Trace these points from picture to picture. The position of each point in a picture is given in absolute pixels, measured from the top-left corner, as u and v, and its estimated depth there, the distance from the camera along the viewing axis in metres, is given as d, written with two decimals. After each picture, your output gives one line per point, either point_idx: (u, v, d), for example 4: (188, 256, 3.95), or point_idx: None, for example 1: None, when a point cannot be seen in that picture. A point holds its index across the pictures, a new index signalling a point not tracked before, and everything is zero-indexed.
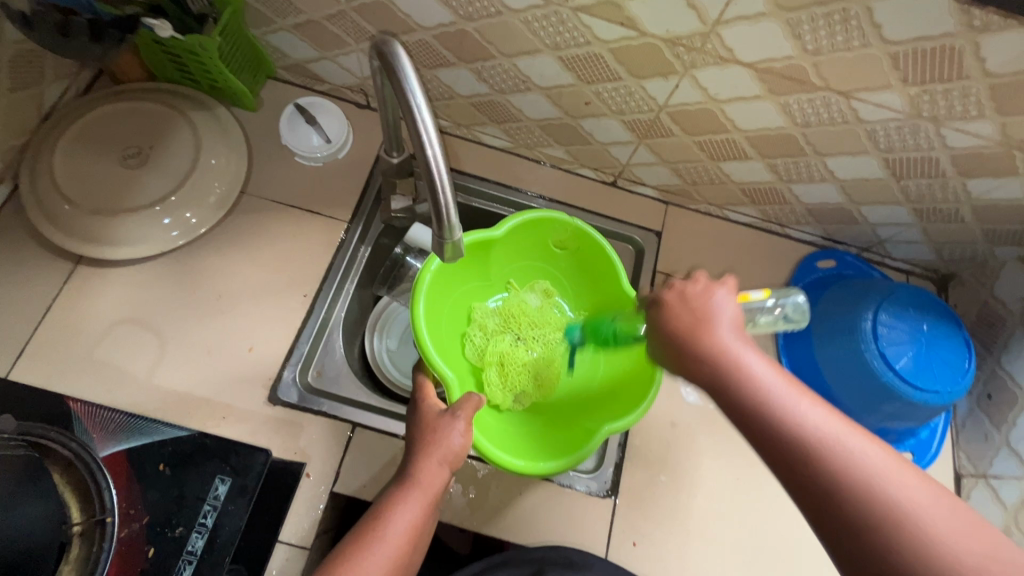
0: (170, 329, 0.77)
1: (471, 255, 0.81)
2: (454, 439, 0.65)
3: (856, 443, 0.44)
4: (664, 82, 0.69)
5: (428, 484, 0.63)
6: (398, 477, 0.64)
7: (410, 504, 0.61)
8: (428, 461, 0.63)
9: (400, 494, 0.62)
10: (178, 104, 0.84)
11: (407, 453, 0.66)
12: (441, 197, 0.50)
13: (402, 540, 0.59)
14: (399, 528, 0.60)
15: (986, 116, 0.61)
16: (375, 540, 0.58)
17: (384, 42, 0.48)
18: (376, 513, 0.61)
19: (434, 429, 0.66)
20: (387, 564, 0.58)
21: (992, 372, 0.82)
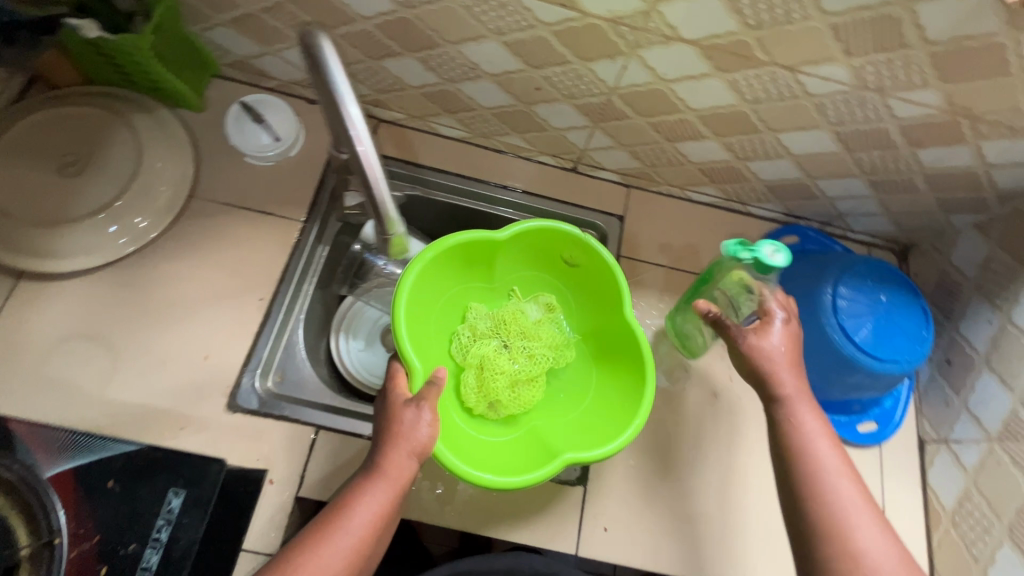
0: (121, 341, 0.74)
1: (470, 252, 0.78)
2: (418, 429, 0.61)
3: (840, 480, 0.58)
4: (611, 63, 0.68)
5: (393, 477, 0.59)
6: (363, 465, 0.61)
7: (373, 497, 0.58)
8: (394, 452, 0.59)
9: (362, 484, 0.59)
10: (118, 108, 0.81)
11: (372, 441, 0.62)
12: (377, 191, 0.54)
13: (365, 532, 0.57)
14: (360, 520, 0.57)
15: (929, 85, 0.61)
16: (336, 532, 0.56)
17: (309, 35, 0.46)
18: (338, 503, 0.58)
19: (399, 418, 0.62)
20: (348, 556, 0.55)
21: (951, 339, 0.84)
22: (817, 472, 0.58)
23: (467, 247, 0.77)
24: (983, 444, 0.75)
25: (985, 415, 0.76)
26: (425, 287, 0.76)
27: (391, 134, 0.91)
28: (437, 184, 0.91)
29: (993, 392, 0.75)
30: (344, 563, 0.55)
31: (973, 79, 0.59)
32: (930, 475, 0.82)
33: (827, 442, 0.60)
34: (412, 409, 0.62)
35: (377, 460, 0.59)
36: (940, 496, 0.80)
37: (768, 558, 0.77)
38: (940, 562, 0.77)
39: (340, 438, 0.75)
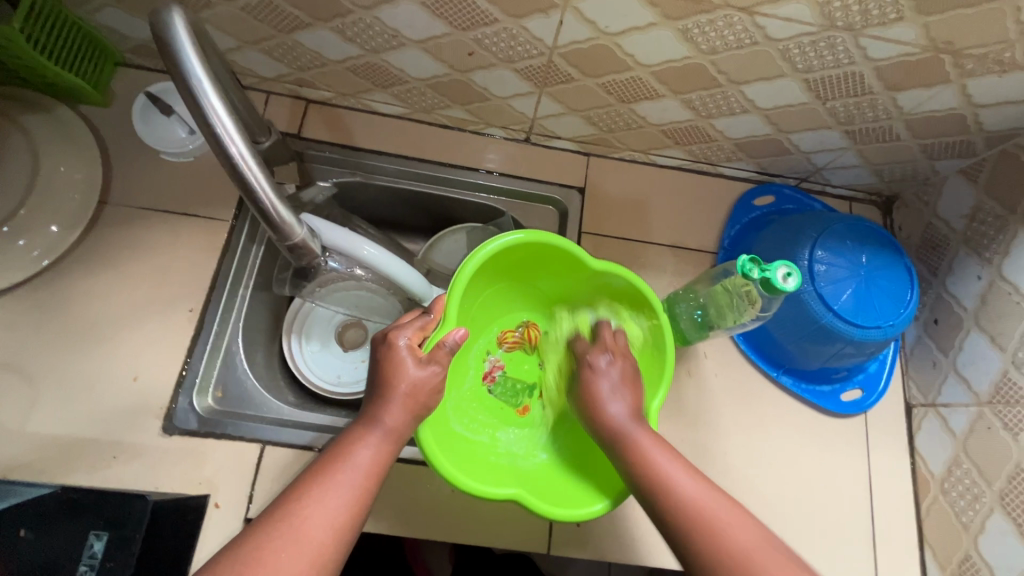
0: (42, 368, 0.68)
1: (547, 259, 0.72)
2: (427, 380, 0.59)
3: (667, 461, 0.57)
4: (546, 19, 0.60)
5: (396, 425, 0.56)
6: (357, 417, 0.58)
7: (375, 445, 0.55)
8: (397, 402, 0.57)
9: (361, 434, 0.56)
10: (10, 109, 0.73)
11: (367, 392, 0.59)
12: (265, 199, 0.48)
13: (367, 480, 0.53)
14: (362, 468, 0.54)
15: (905, 19, 0.53)
16: (338, 480, 0.52)
17: (158, 12, 0.39)
18: (334, 454, 0.54)
19: (404, 367, 0.59)
20: (350, 506, 0.52)
21: (938, 296, 0.78)
22: (677, 504, 0.54)
23: (546, 253, 0.71)
24: (973, 408, 0.71)
25: (975, 377, 0.71)
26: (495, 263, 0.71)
27: (322, 116, 0.82)
28: (378, 168, 0.83)
29: (983, 352, 0.70)
30: (347, 512, 0.51)
31: (955, 8, 0.51)
32: (918, 440, 0.78)
33: (677, 463, 0.57)
34: (424, 364, 0.59)
35: (379, 410, 0.57)
36: (928, 462, 0.76)
37: None
38: (929, 530, 0.74)
39: (289, 453, 0.70)
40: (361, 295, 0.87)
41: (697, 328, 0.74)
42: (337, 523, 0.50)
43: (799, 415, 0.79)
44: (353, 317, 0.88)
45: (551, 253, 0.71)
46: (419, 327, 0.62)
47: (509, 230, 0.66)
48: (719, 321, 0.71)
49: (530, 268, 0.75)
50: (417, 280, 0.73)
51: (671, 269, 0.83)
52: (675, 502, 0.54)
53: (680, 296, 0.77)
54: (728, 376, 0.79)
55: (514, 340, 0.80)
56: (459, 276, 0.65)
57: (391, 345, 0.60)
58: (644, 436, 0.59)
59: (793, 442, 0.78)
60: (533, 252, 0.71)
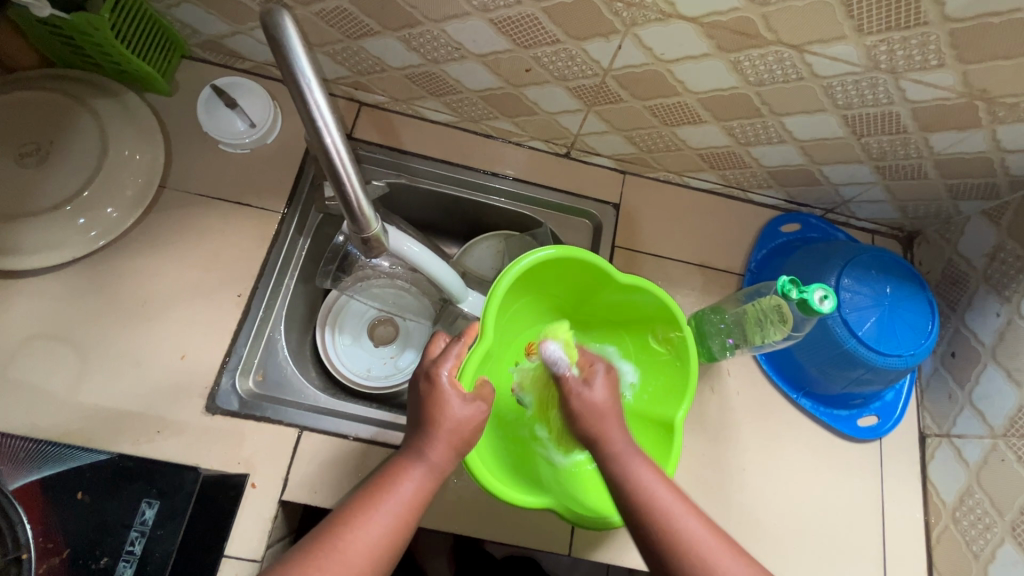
0: (93, 342, 0.71)
1: (578, 273, 0.73)
2: (471, 418, 0.59)
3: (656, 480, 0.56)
4: (606, 43, 0.63)
5: (440, 462, 0.58)
6: (405, 447, 0.59)
7: (418, 481, 0.57)
8: (442, 441, 0.58)
9: (406, 468, 0.57)
10: (82, 93, 0.76)
11: (414, 423, 0.60)
12: (350, 193, 0.52)
13: (408, 514, 0.55)
14: (404, 502, 0.55)
15: (945, 65, 0.57)
16: (382, 513, 0.54)
17: (271, 13, 0.41)
18: (380, 483, 0.56)
19: (447, 405, 0.59)
20: (390, 536, 0.54)
21: (956, 330, 0.81)
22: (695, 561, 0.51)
23: (577, 267, 0.72)
24: (988, 440, 0.73)
25: (990, 411, 0.74)
26: (531, 276, 0.72)
27: (374, 118, 0.86)
28: (422, 171, 0.86)
29: (999, 387, 0.73)
30: (389, 542, 0.54)
31: (994, 60, 0.55)
32: (930, 469, 0.80)
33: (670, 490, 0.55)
34: (468, 402, 0.60)
35: (424, 445, 0.58)
36: (940, 491, 0.78)
37: (766, 556, 0.75)
38: (938, 557, 0.77)
39: (324, 440, 0.72)
40: (394, 293, 0.90)
41: (723, 345, 0.77)
42: (379, 550, 0.53)
43: (816, 437, 0.81)
44: (385, 313, 0.91)
45: (584, 268, 0.72)
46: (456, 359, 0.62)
47: (548, 247, 0.68)
48: (747, 341, 0.73)
49: (564, 282, 0.76)
50: (455, 280, 0.76)
51: (699, 288, 0.86)
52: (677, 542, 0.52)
53: (708, 315, 0.80)
54: (749, 394, 0.82)
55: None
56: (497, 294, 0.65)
57: (434, 380, 0.60)
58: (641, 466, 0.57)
59: (808, 463, 0.80)
60: (565, 267, 0.72)
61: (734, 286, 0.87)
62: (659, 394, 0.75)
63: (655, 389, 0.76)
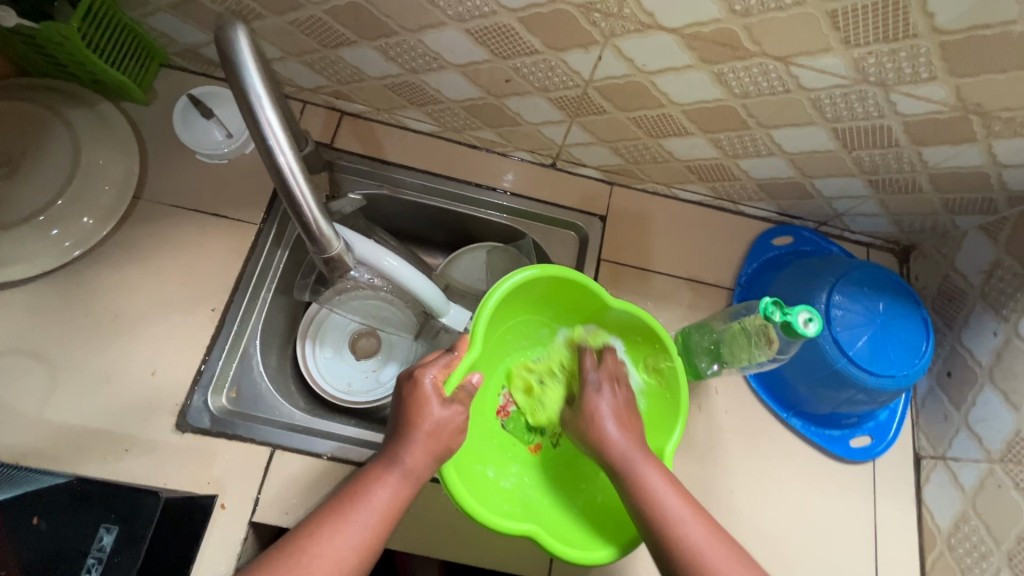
0: (63, 357, 0.69)
1: (567, 294, 0.72)
2: (449, 421, 0.58)
3: (669, 496, 0.56)
4: (585, 53, 0.61)
5: (415, 467, 0.55)
6: (381, 451, 0.58)
7: (391, 487, 0.54)
8: (416, 443, 0.56)
9: (379, 474, 0.55)
10: (56, 103, 0.75)
11: (390, 428, 0.58)
12: (308, 213, 0.50)
13: (382, 522, 0.53)
14: (378, 509, 0.53)
15: (937, 78, 0.55)
16: (354, 520, 0.52)
17: (224, 28, 0.42)
18: (351, 491, 0.54)
19: (429, 407, 0.57)
20: (362, 546, 0.51)
21: (952, 349, 0.79)
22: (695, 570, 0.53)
23: (566, 288, 0.71)
24: (984, 464, 0.71)
25: (987, 434, 0.71)
26: (516, 295, 0.70)
27: (355, 128, 0.84)
28: (404, 182, 0.85)
29: (996, 409, 0.71)
30: (361, 551, 0.51)
31: (987, 73, 0.53)
32: (926, 492, 0.78)
33: (677, 497, 0.56)
34: (446, 404, 0.59)
35: (397, 448, 0.56)
36: (935, 515, 0.76)
37: None
38: None
39: (298, 459, 0.70)
40: (375, 304, 0.87)
41: (712, 365, 0.75)
42: (349, 561, 0.50)
43: (808, 458, 0.79)
44: (367, 325, 0.89)
45: (572, 288, 0.71)
46: (444, 365, 0.62)
47: (535, 264, 0.67)
48: (737, 363, 0.71)
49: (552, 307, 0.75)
50: (437, 295, 0.72)
51: (687, 303, 0.84)
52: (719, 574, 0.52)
53: (694, 334, 0.77)
54: (737, 412, 0.79)
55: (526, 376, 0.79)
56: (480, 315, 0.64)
57: (417, 382, 0.59)
58: (646, 467, 0.59)
59: (799, 485, 0.77)
60: (553, 288, 0.71)
61: (724, 300, 0.85)
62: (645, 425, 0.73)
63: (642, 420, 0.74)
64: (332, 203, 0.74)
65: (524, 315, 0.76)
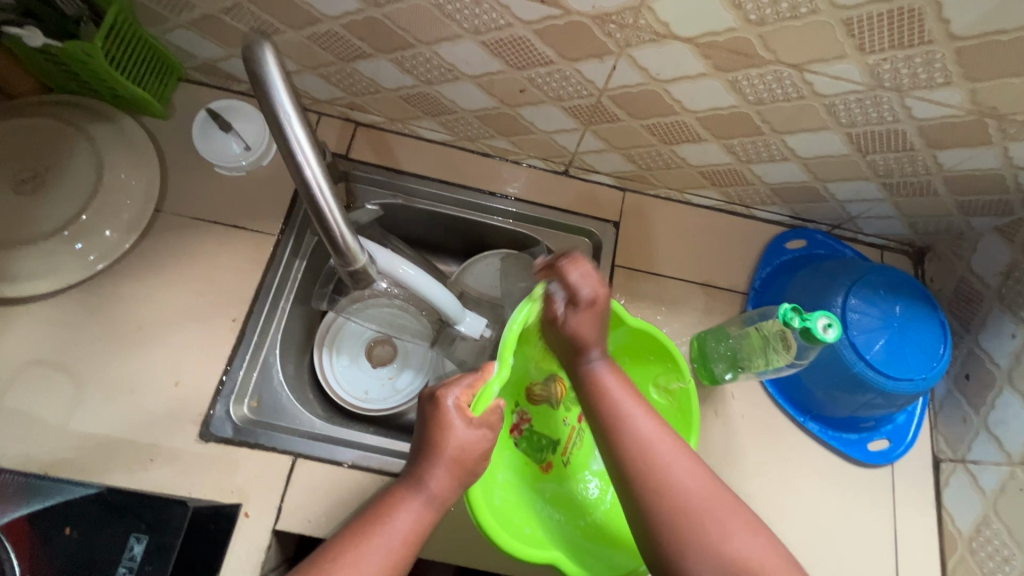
0: (88, 368, 0.71)
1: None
2: (473, 443, 0.57)
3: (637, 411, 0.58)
4: (600, 63, 0.62)
5: (438, 492, 0.56)
6: (404, 474, 0.58)
7: (414, 512, 0.55)
8: (439, 469, 0.56)
9: (404, 497, 0.56)
10: (79, 118, 0.76)
11: (413, 450, 0.59)
12: (334, 226, 0.51)
13: (404, 548, 0.54)
14: (401, 534, 0.54)
15: (952, 83, 0.55)
16: (377, 544, 0.53)
17: (251, 47, 0.42)
18: (376, 515, 0.55)
19: (453, 430, 0.57)
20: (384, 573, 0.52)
21: (970, 351, 0.78)
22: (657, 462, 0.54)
23: None
24: (1005, 467, 0.70)
25: (1007, 437, 0.71)
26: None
27: (369, 138, 0.85)
28: (419, 191, 0.86)
29: (1016, 411, 0.70)
30: None
31: (1004, 77, 0.53)
32: (945, 496, 0.77)
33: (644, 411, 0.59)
34: (474, 426, 0.58)
35: (421, 473, 0.56)
36: (955, 519, 0.75)
37: None
38: None
39: (318, 467, 0.71)
40: (392, 313, 0.89)
41: (727, 369, 0.76)
42: None
43: (826, 463, 0.79)
44: (383, 333, 0.90)
45: None
46: (468, 386, 0.59)
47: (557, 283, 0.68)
48: (753, 370, 0.72)
49: None
50: (453, 303, 0.73)
51: (702, 308, 0.84)
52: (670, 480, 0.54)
53: (710, 339, 0.78)
54: (754, 416, 0.79)
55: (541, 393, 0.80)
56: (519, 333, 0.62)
57: (440, 403, 0.58)
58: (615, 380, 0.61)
59: (816, 488, 0.77)
60: None
61: (738, 305, 0.85)
62: None
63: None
64: (349, 213, 0.75)
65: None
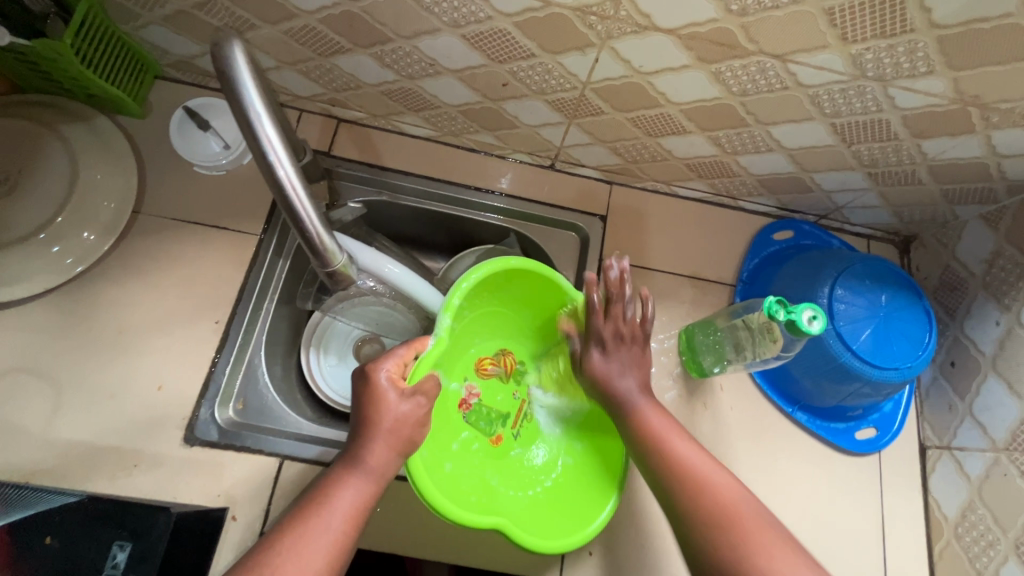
0: (68, 374, 0.69)
1: (538, 288, 0.72)
2: (411, 414, 0.58)
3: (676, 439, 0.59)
4: (582, 56, 0.61)
5: (376, 466, 0.56)
6: (343, 454, 0.57)
7: (355, 488, 0.54)
8: (377, 443, 0.56)
9: (342, 476, 0.55)
10: (52, 118, 0.75)
11: (349, 431, 0.58)
12: (309, 227, 0.50)
13: (347, 525, 0.53)
14: (342, 511, 0.53)
15: (936, 72, 0.55)
16: (318, 524, 0.52)
17: (221, 45, 0.41)
18: (315, 496, 0.54)
19: (386, 403, 0.57)
20: (328, 552, 0.51)
21: (955, 339, 0.79)
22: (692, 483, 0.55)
23: (526, 279, 0.71)
24: (989, 453, 0.71)
25: (992, 424, 0.72)
26: (488, 287, 0.71)
27: (352, 135, 0.84)
28: (403, 187, 0.84)
29: (999, 398, 0.71)
30: (327, 559, 0.51)
31: (987, 65, 0.53)
32: (932, 482, 0.78)
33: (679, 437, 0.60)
34: (407, 398, 0.58)
35: (360, 450, 0.56)
36: (942, 505, 0.76)
37: None
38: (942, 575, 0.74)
39: (306, 468, 0.70)
40: (378, 312, 0.85)
41: (715, 361, 0.76)
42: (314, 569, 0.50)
43: (814, 452, 0.79)
44: (370, 332, 0.88)
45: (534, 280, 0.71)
46: (399, 359, 0.61)
47: (498, 258, 0.68)
48: (738, 360, 0.72)
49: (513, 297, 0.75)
50: (439, 300, 0.72)
51: (690, 300, 0.84)
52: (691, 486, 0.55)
53: (698, 332, 0.78)
54: (742, 408, 0.80)
55: (490, 368, 0.80)
56: (451, 303, 0.66)
57: (371, 377, 0.59)
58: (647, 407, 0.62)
59: (805, 478, 0.78)
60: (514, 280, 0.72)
61: (726, 297, 0.85)
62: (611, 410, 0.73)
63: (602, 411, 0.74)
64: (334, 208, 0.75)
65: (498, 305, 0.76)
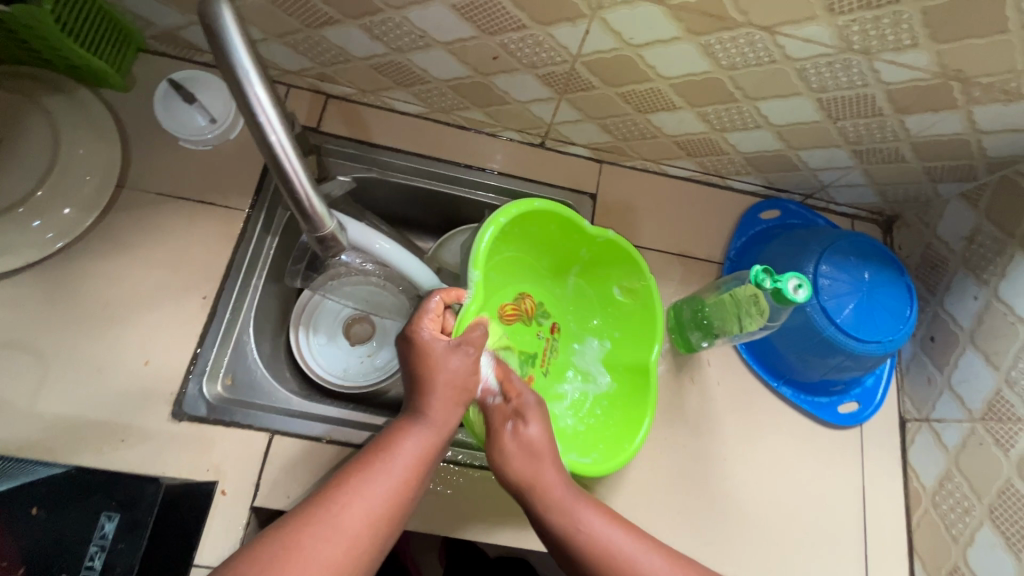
0: (52, 349, 0.68)
1: (551, 232, 0.76)
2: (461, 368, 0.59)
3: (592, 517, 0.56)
4: (573, 27, 0.61)
5: (439, 419, 0.56)
6: (402, 413, 0.58)
7: (416, 439, 0.55)
8: (441, 398, 0.57)
9: (404, 427, 0.56)
10: (31, 90, 0.73)
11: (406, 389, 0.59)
12: (301, 191, 0.50)
13: (410, 472, 0.53)
14: (405, 458, 0.53)
15: (919, 45, 0.56)
16: (381, 469, 0.52)
17: (207, 2, 0.40)
18: (377, 445, 0.54)
19: (437, 359, 0.58)
20: (389, 498, 0.51)
21: (935, 314, 0.81)
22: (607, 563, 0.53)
23: (544, 220, 0.74)
24: (966, 424, 0.73)
25: (969, 395, 0.74)
26: (507, 233, 0.73)
27: (341, 110, 0.83)
28: (392, 164, 0.84)
29: (977, 370, 0.73)
30: (388, 503, 0.50)
31: (970, 37, 0.53)
32: (911, 453, 0.80)
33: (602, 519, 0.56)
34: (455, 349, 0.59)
35: (420, 403, 0.57)
36: (920, 475, 0.78)
37: (746, 543, 0.75)
38: (919, 543, 0.77)
39: (296, 443, 0.70)
40: (368, 290, 0.88)
41: (702, 337, 0.77)
42: (376, 513, 0.49)
43: (798, 426, 0.81)
44: (361, 311, 0.88)
45: (555, 221, 0.74)
46: (434, 315, 0.61)
47: (521, 201, 0.69)
48: (723, 338, 0.74)
49: (531, 239, 0.77)
50: (429, 277, 0.72)
51: (678, 278, 0.85)
52: (594, 553, 0.54)
53: (686, 308, 0.79)
54: (728, 383, 0.81)
55: (513, 313, 0.79)
56: (477, 256, 0.67)
57: (415, 338, 0.59)
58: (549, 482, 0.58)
59: (790, 451, 0.79)
60: (535, 223, 0.74)
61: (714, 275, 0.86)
62: (629, 338, 0.79)
63: (622, 338, 0.79)
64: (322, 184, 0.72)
65: (517, 249, 0.78)
